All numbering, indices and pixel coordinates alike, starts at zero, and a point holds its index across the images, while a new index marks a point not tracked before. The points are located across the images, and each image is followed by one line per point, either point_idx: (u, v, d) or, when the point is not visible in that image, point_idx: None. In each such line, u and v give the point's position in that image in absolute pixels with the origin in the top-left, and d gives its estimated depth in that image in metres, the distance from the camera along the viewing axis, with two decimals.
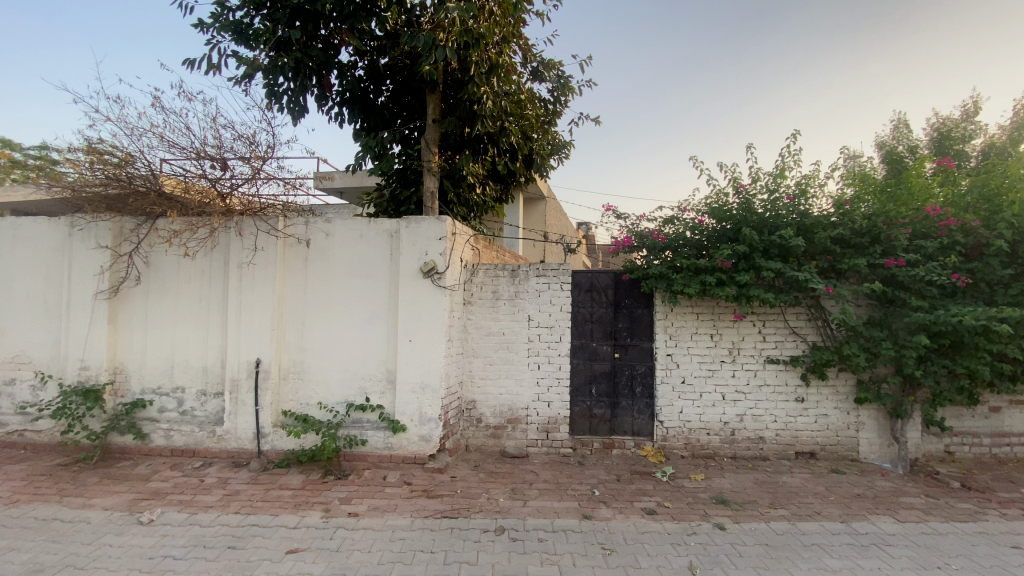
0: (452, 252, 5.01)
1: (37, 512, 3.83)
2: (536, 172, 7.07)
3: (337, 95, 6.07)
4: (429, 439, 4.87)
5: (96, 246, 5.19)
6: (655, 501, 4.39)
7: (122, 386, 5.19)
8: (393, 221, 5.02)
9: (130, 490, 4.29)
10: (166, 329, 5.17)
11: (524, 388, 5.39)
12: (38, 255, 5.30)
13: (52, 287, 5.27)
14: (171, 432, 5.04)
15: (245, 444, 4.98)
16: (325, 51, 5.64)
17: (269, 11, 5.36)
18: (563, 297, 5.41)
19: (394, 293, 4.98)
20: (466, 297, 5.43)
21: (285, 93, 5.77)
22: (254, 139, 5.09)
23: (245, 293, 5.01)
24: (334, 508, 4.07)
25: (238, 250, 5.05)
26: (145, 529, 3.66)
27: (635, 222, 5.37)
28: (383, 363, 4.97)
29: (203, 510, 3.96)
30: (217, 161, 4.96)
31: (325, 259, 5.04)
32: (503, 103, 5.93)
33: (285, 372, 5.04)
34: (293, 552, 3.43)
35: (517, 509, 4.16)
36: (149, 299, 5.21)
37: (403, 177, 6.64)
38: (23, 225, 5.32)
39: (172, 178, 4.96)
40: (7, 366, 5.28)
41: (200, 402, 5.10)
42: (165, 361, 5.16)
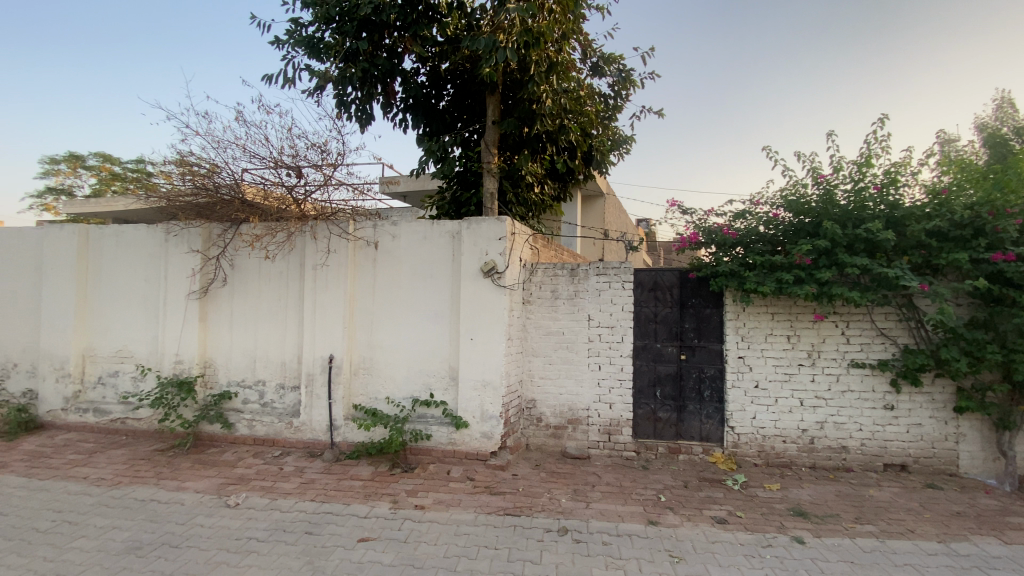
0: (512, 251, 5.02)
1: (139, 494, 4.23)
2: (596, 169, 6.96)
3: (401, 102, 6.24)
4: (490, 436, 4.91)
5: (188, 250, 5.67)
6: (726, 510, 4.18)
7: (210, 378, 5.62)
8: (454, 222, 5.10)
9: (218, 475, 4.65)
10: (249, 326, 5.55)
11: (585, 389, 5.31)
12: (139, 259, 5.86)
13: (150, 288, 5.81)
14: (253, 422, 5.41)
15: (319, 435, 5.25)
16: (390, 59, 5.82)
17: (337, 25, 5.62)
18: (625, 296, 5.27)
19: (456, 292, 5.07)
20: (526, 296, 5.44)
21: (353, 103, 6.03)
22: (325, 147, 5.36)
23: (318, 294, 5.28)
24: (401, 500, 4.20)
25: (313, 252, 5.33)
26: (231, 511, 3.95)
27: (702, 218, 5.16)
28: (446, 360, 5.08)
29: (282, 497, 4.21)
30: (292, 169, 5.27)
31: (391, 260, 5.22)
32: (562, 101, 5.89)
33: (356, 368, 5.27)
34: (364, 540, 3.57)
35: (580, 511, 4.11)
36: (234, 299, 5.61)
37: (464, 179, 6.75)
38: (126, 232, 5.90)
39: (253, 187, 5.33)
40: (113, 359, 5.86)
41: (279, 395, 5.43)
42: (247, 356, 5.54)
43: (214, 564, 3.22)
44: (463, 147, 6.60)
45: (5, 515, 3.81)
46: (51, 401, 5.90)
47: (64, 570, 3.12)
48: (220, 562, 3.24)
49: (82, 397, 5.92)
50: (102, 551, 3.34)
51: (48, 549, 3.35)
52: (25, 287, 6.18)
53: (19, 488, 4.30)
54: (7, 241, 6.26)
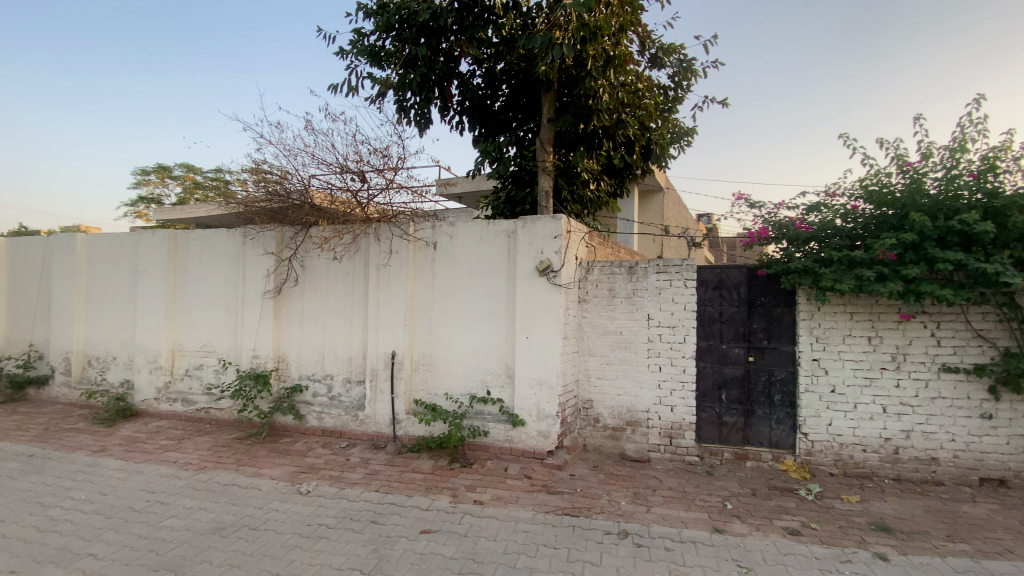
0: (568, 249, 4.98)
1: (221, 478, 4.56)
2: (656, 163, 6.77)
3: (457, 105, 6.36)
4: (547, 435, 4.89)
5: (264, 253, 6.05)
6: (799, 521, 3.94)
7: (283, 372, 5.97)
8: (510, 221, 5.13)
9: (290, 464, 4.92)
10: (318, 324, 5.84)
11: (644, 390, 5.17)
12: (220, 261, 6.31)
13: (231, 288, 6.24)
14: (322, 415, 5.70)
15: (382, 428, 5.44)
16: (447, 63, 5.93)
17: (397, 33, 5.79)
18: (688, 294, 5.08)
19: (511, 291, 5.09)
20: (583, 295, 5.38)
21: (412, 108, 6.20)
22: (386, 152, 5.55)
23: (381, 292, 5.48)
24: (460, 494, 4.27)
25: (376, 253, 5.53)
26: (303, 498, 4.17)
27: (772, 211, 4.90)
28: (503, 358, 5.11)
29: (349, 486, 4.40)
30: (356, 174, 5.49)
31: (449, 260, 5.32)
32: (620, 95, 5.77)
33: (416, 365, 5.41)
34: (426, 532, 3.65)
35: (641, 515, 4.01)
36: (304, 298, 5.92)
37: (519, 178, 6.75)
38: (209, 236, 6.37)
39: (321, 193, 5.60)
40: (198, 354, 6.35)
41: (346, 389, 5.68)
42: (317, 352, 5.83)
43: (288, 547, 3.40)
44: (518, 147, 6.61)
45: (108, 494, 4.20)
46: (146, 391, 6.47)
47: (158, 546, 3.40)
48: (294, 546, 3.43)
49: (171, 387, 6.44)
50: (190, 530, 3.62)
51: (144, 526, 3.66)
52: (124, 287, 6.82)
53: (120, 470, 4.74)
54: (108, 246, 6.92)
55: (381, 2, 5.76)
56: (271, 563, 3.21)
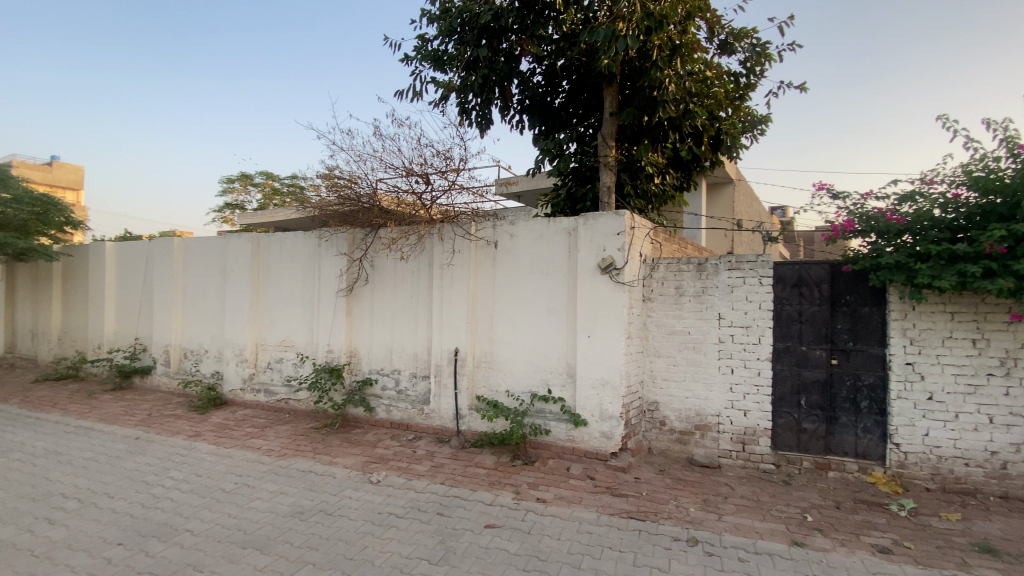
0: (632, 246, 4.86)
1: (300, 465, 4.85)
2: (725, 154, 6.46)
3: (517, 104, 6.37)
4: (611, 436, 4.79)
5: (337, 253, 6.38)
6: (890, 539, 3.61)
7: (354, 366, 6.26)
8: (571, 218, 5.07)
9: (362, 454, 5.15)
10: (386, 320, 6.07)
11: (714, 393, 4.95)
12: (297, 261, 6.72)
13: (307, 286, 6.63)
14: (390, 408, 5.93)
15: (446, 423, 5.57)
16: (508, 63, 5.96)
17: (459, 36, 5.89)
18: (763, 292, 4.80)
19: (572, 289, 5.04)
20: (647, 293, 5.23)
21: (474, 109, 6.29)
22: (449, 154, 5.67)
23: (444, 291, 5.60)
24: (523, 492, 4.29)
25: (440, 252, 5.67)
26: (374, 488, 4.35)
27: (858, 202, 4.52)
28: (563, 356, 5.07)
29: (416, 478, 4.55)
30: (421, 177, 5.64)
31: (510, 258, 5.34)
32: (687, 85, 5.55)
33: (478, 362, 5.49)
34: (490, 527, 3.70)
35: (711, 522, 3.84)
36: (373, 296, 6.17)
37: (580, 175, 6.65)
38: (287, 238, 6.80)
39: (388, 196, 5.82)
40: (279, 348, 6.80)
41: (412, 383, 5.86)
42: (385, 347, 6.07)
43: (361, 534, 3.56)
44: (579, 143, 6.53)
45: (202, 475, 4.59)
46: (233, 381, 7.01)
47: (246, 525, 3.66)
48: (366, 533, 3.58)
49: (255, 378, 6.94)
50: (273, 512, 3.88)
51: (233, 507, 3.96)
52: (214, 286, 7.42)
53: (212, 453, 5.17)
54: (201, 249, 7.56)
55: (443, 7, 5.89)
56: (345, 548, 3.37)
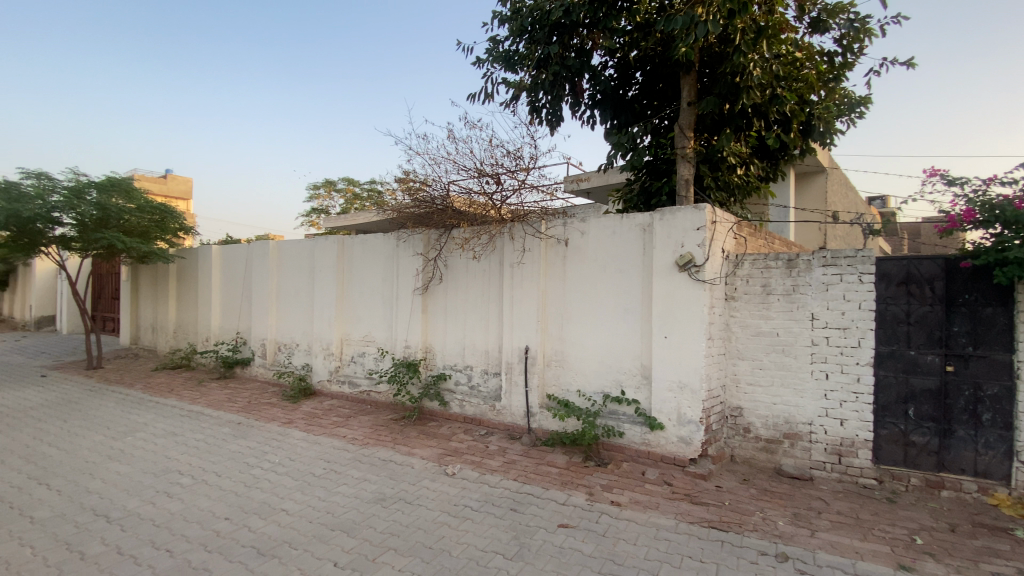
0: (713, 242, 4.61)
1: (380, 454, 5.09)
2: (817, 141, 5.98)
3: (589, 99, 6.25)
4: (690, 441, 4.58)
5: (414, 254, 6.62)
6: (1018, 569, 3.17)
7: (429, 362, 6.47)
8: (646, 214, 4.90)
9: (437, 447, 5.31)
10: (459, 318, 6.22)
11: (806, 400, 4.58)
12: (377, 261, 7.06)
13: (386, 285, 6.95)
14: (464, 403, 6.07)
15: (518, 420, 5.60)
16: (579, 58, 5.87)
17: (530, 35, 5.88)
18: (864, 291, 4.38)
19: (647, 288, 4.86)
20: (729, 291, 4.94)
21: (544, 107, 6.26)
22: (519, 153, 5.67)
23: (515, 289, 5.63)
24: (597, 493, 4.21)
25: (511, 251, 5.71)
26: (449, 480, 4.47)
27: (980, 189, 3.99)
28: (638, 357, 4.91)
29: (489, 473, 4.61)
30: (492, 177, 5.69)
31: (581, 256, 5.25)
32: (773, 69, 5.21)
33: (549, 360, 5.46)
34: (564, 527, 3.67)
35: (803, 538, 3.56)
36: (447, 294, 6.34)
37: (654, 168, 6.41)
38: (368, 240, 7.16)
39: (461, 197, 5.94)
40: (361, 343, 7.18)
41: (484, 380, 5.95)
42: (458, 344, 6.21)
43: (438, 523, 3.66)
44: (653, 136, 6.30)
45: (295, 460, 4.95)
46: (321, 373, 7.53)
47: (334, 508, 3.90)
48: (443, 523, 3.68)
49: (340, 371, 7.39)
50: (358, 498, 4.10)
51: (321, 491, 4.23)
52: (304, 284, 7.98)
53: (302, 440, 5.56)
54: (292, 251, 8.17)
55: (515, 7, 5.90)
56: (424, 537, 3.48)
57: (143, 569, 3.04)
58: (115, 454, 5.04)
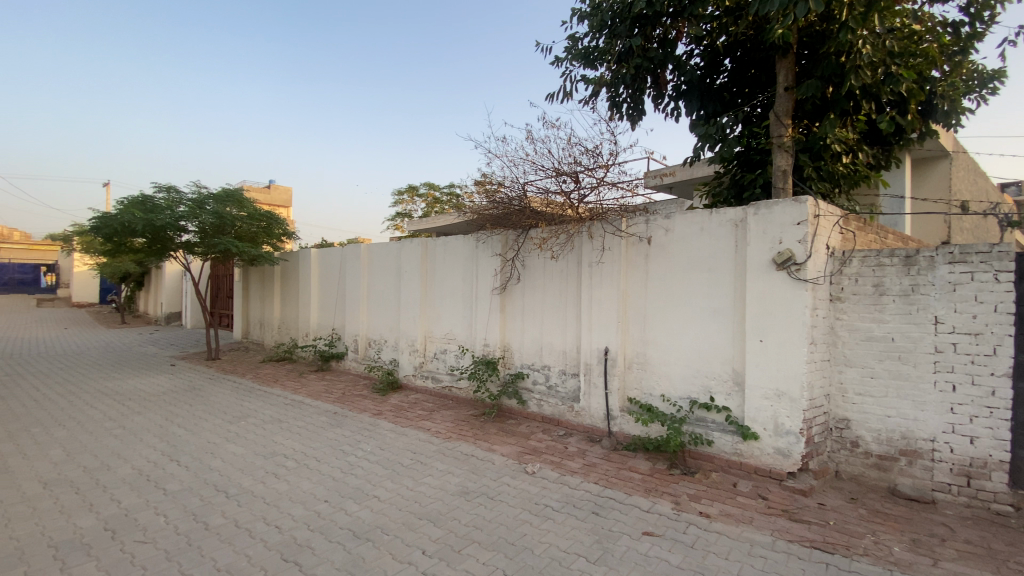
0: (816, 238, 4.23)
1: (462, 449, 5.23)
2: (940, 123, 5.31)
3: (673, 90, 5.99)
4: (788, 453, 4.24)
5: (492, 254, 6.73)
6: None
7: (508, 361, 6.55)
8: (738, 209, 4.61)
9: (516, 444, 5.36)
10: (537, 317, 6.22)
11: (928, 414, 4.06)
12: (458, 262, 7.27)
13: (466, 284, 7.13)
14: (542, 402, 6.07)
15: (598, 422, 5.50)
16: (663, 49, 5.63)
17: (610, 30, 5.74)
18: (1002, 291, 3.80)
19: (739, 288, 4.57)
20: (834, 291, 4.52)
21: (625, 102, 6.09)
22: (599, 151, 5.50)
23: (594, 289, 5.53)
24: (683, 503, 4.02)
25: (590, 251, 5.61)
26: (530, 478, 4.49)
27: None
28: (729, 361, 4.62)
29: (570, 474, 4.57)
30: (570, 176, 5.59)
31: (665, 254, 5.03)
32: (887, 45, 4.68)
33: (630, 362, 5.30)
34: (649, 535, 3.54)
35: (925, 568, 3.16)
36: (525, 294, 6.37)
37: (746, 160, 6.01)
38: (449, 241, 7.39)
39: (538, 198, 5.92)
40: (443, 340, 7.43)
41: (562, 380, 5.91)
42: (536, 344, 6.23)
43: (520, 521, 3.69)
44: (745, 125, 5.91)
45: (385, 449, 5.22)
46: (407, 368, 7.91)
47: (420, 498, 4.06)
48: (525, 521, 3.70)
49: (423, 366, 7.71)
50: (443, 490, 4.23)
51: (409, 480, 4.42)
52: (391, 284, 8.41)
53: (390, 430, 5.86)
54: (380, 253, 8.65)
55: (595, 3, 5.78)
56: (507, 533, 3.52)
57: (256, 542, 3.35)
58: (230, 437, 5.61)
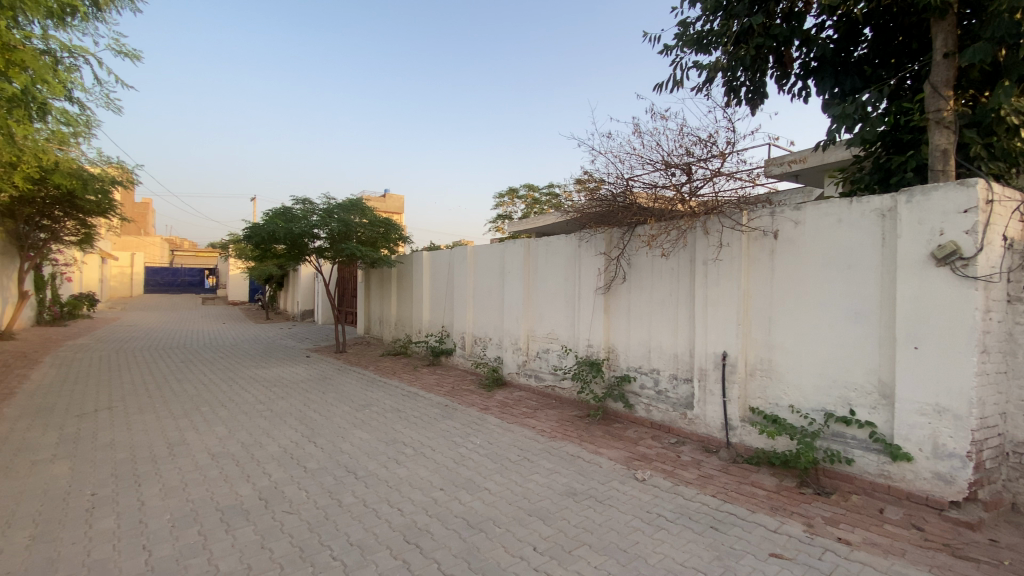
0: (990, 227, 3.57)
1: (569, 449, 5.21)
2: None
3: (801, 68, 5.43)
4: (951, 480, 3.64)
5: (597, 253, 6.62)
6: None
7: (613, 362, 6.41)
8: (885, 197, 4.05)
9: (624, 449, 5.22)
10: (644, 318, 6.00)
11: None
12: (561, 261, 7.25)
13: (570, 284, 7.09)
14: (651, 407, 5.84)
15: (714, 432, 5.17)
16: (789, 24, 5.12)
17: (726, 10, 5.34)
18: None
19: (886, 287, 4.01)
20: (1014, 291, 3.78)
21: (743, 86, 5.65)
22: (713, 140, 5.15)
23: (710, 288, 5.19)
24: (816, 525, 3.62)
25: (705, 248, 5.28)
26: (640, 485, 4.34)
27: None
28: (873, 370, 4.07)
29: (684, 484, 4.34)
30: (681, 169, 5.30)
31: (794, 250, 4.58)
32: None
33: (752, 368, 4.90)
34: (777, 557, 3.24)
35: None
36: (631, 294, 6.18)
37: (895, 140, 5.26)
38: (551, 241, 7.40)
39: (645, 193, 5.68)
40: (546, 339, 7.47)
41: (673, 385, 5.65)
42: (643, 346, 6.01)
43: (632, 528, 3.58)
44: (892, 100, 5.19)
45: (493, 444, 5.38)
46: (512, 366, 8.07)
47: (529, 495, 4.11)
48: (637, 528, 3.58)
49: (527, 364, 7.82)
50: (551, 488, 4.25)
51: (518, 476, 4.51)
52: (496, 284, 8.64)
53: (497, 426, 6.02)
54: (485, 253, 8.91)
55: None
56: (618, 539, 3.44)
57: (382, 522, 3.63)
58: (356, 423, 6.15)
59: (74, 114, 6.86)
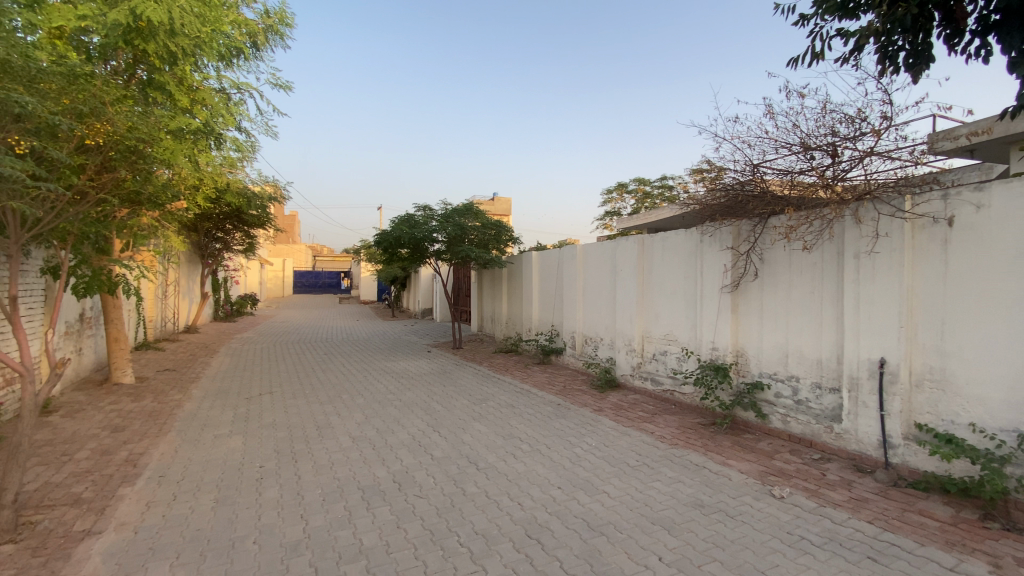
0: None
1: (693, 458, 4.93)
2: None
3: (979, 23, 4.54)
4: None
5: (722, 248, 6.17)
6: None
7: (742, 367, 5.94)
8: None
9: (757, 462, 4.80)
10: (780, 319, 5.47)
11: None
12: (680, 258, 6.89)
13: (690, 282, 6.70)
14: (788, 418, 5.31)
15: (869, 449, 4.54)
16: None
17: None
18: None
19: None
20: None
21: (901, 51, 4.87)
22: (865, 115, 4.52)
23: (862, 285, 4.56)
24: (1009, 568, 3.00)
25: (856, 239, 4.64)
26: (778, 503, 3.96)
27: None
28: None
29: (832, 506, 3.87)
30: (824, 151, 4.73)
31: (976, 238, 3.85)
32: None
33: (919, 378, 4.20)
34: None
35: None
36: (764, 292, 5.67)
37: None
38: (669, 237, 7.06)
39: (779, 180, 5.16)
40: (664, 340, 7.14)
41: (816, 395, 5.07)
42: (779, 350, 5.48)
43: (770, 549, 3.28)
44: None
45: (610, 447, 5.27)
46: (626, 368, 7.85)
47: (652, 502, 3.95)
48: (776, 550, 3.27)
49: (643, 366, 7.55)
50: (675, 498, 4.04)
51: (637, 481, 4.36)
52: (608, 283, 8.46)
53: (614, 428, 5.90)
54: (596, 252, 8.76)
55: None
56: (755, 559, 3.16)
57: (505, 514, 3.73)
58: (475, 416, 6.43)
59: (241, 141, 8.07)
